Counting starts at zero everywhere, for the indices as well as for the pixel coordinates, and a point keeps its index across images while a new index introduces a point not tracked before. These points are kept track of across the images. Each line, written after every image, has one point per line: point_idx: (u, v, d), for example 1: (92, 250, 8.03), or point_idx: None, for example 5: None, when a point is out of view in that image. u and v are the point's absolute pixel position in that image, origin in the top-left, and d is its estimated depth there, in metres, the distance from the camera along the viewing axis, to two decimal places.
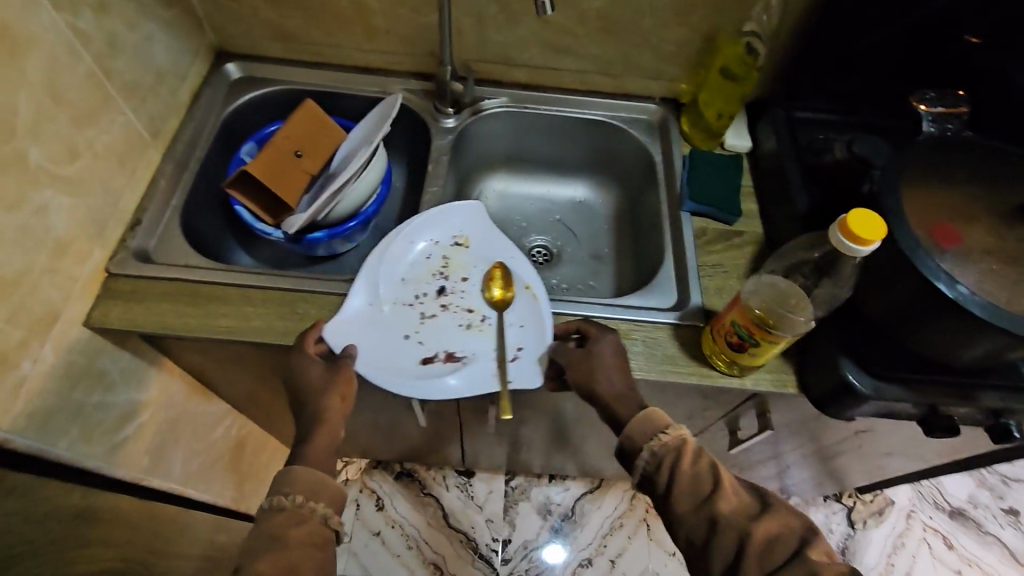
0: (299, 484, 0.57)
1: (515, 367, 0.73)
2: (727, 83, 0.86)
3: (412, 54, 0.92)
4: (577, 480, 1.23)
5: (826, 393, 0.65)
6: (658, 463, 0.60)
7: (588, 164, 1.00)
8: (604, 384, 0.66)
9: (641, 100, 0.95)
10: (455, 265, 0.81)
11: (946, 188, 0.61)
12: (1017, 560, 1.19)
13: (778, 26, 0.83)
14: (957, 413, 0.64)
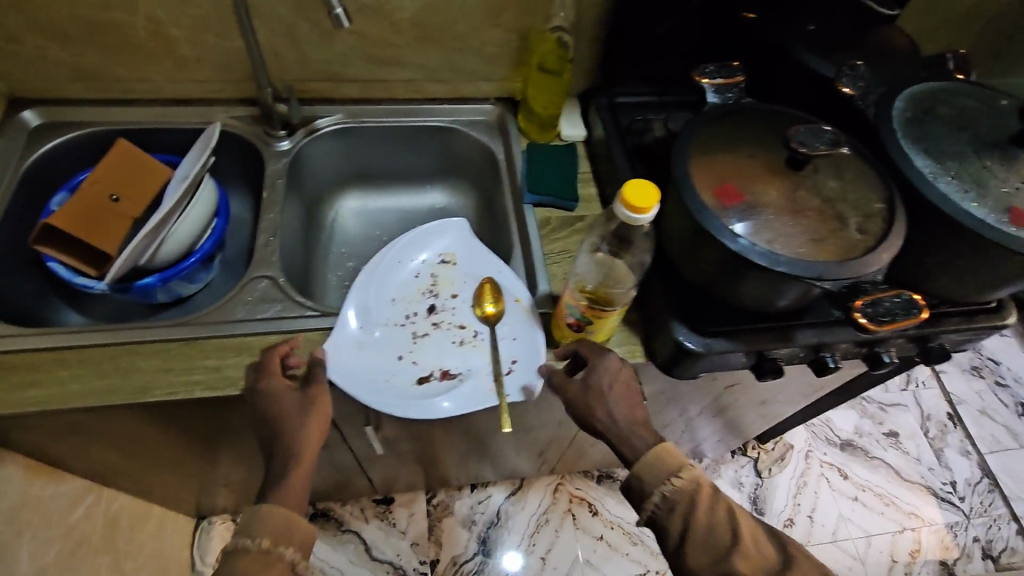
0: (267, 530, 0.63)
1: (512, 379, 0.76)
2: (549, 78, 0.97)
3: (236, 81, 0.95)
4: (498, 487, 1.71)
5: (669, 357, 0.75)
6: (670, 503, 0.67)
7: (440, 171, 1.10)
8: (603, 416, 0.70)
9: (478, 103, 1.05)
10: (444, 282, 0.86)
11: (732, 150, 0.68)
12: (896, 474, 1.86)
13: (582, 16, 0.93)
14: (782, 355, 0.76)
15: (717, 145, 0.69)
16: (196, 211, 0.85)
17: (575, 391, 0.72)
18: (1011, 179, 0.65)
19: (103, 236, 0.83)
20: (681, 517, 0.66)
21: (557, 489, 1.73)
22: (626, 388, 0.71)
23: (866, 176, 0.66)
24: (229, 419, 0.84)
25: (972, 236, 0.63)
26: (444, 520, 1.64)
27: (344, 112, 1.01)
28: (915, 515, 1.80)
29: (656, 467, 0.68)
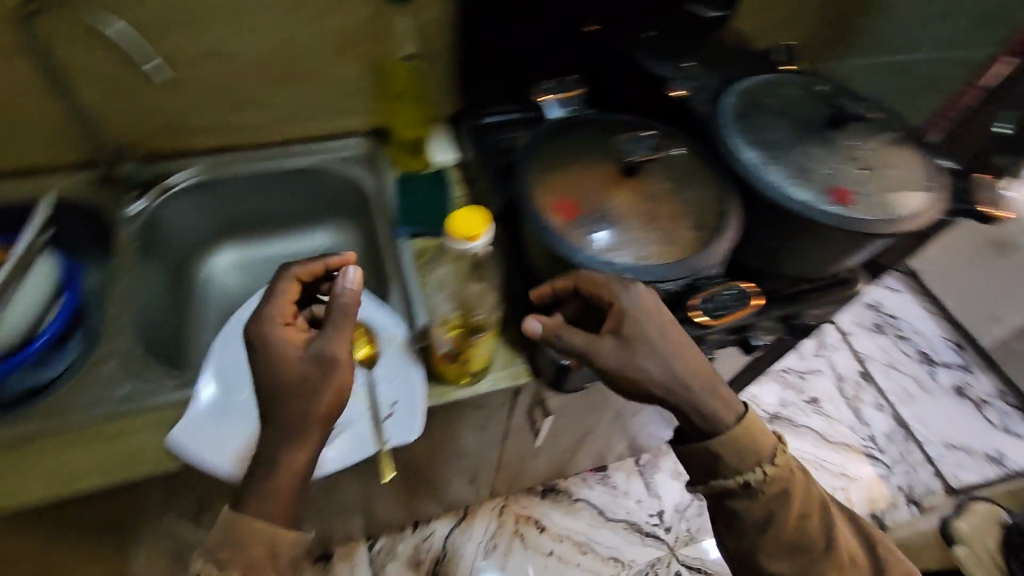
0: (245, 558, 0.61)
1: (393, 422, 0.74)
2: (410, 107, 0.98)
3: (73, 146, 0.90)
4: (443, 520, 1.66)
5: (549, 372, 0.76)
6: (760, 486, 0.77)
7: (318, 211, 1.06)
8: (647, 372, 0.61)
9: (345, 137, 1.02)
10: (314, 331, 0.86)
11: (573, 166, 0.71)
12: (820, 437, 1.95)
13: (435, 41, 0.93)
14: None
15: (559, 163, 0.71)
16: (28, 299, 0.79)
17: (609, 346, 0.62)
18: (829, 160, 0.70)
19: None
20: (752, 495, 0.78)
21: (502, 511, 1.70)
22: (671, 324, 0.63)
23: (699, 177, 0.71)
24: (98, 519, 0.75)
25: (801, 217, 0.67)
26: (389, 565, 1.58)
27: (196, 168, 0.96)
28: (843, 475, 1.89)
29: (737, 450, 0.76)
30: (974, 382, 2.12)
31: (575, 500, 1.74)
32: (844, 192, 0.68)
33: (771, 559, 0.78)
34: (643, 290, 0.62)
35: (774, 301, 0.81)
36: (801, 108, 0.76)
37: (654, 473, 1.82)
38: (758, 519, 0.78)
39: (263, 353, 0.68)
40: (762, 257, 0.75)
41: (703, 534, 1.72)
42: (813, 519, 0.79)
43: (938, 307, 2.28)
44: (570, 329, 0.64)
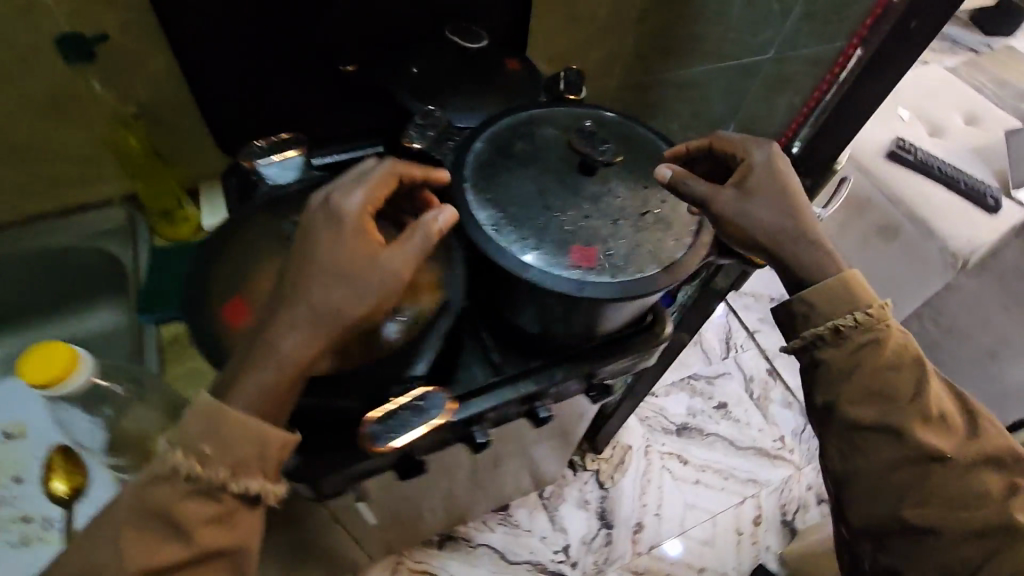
0: (234, 456, 0.56)
1: None
2: (160, 167, 1.05)
3: None
4: None
5: (313, 489, 0.70)
6: (859, 328, 0.76)
7: (87, 294, 1.20)
8: None
9: (99, 207, 1.12)
10: (5, 465, 1.06)
11: (268, 246, 0.65)
12: (730, 442, 1.90)
13: (147, 97, 0.97)
14: (429, 444, 0.74)
15: (240, 257, 0.64)
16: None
17: (723, 199, 0.65)
18: (569, 215, 0.64)
19: None
20: (841, 342, 0.77)
21: (396, 570, 1.58)
22: (781, 182, 0.78)
23: None
24: None
25: (542, 286, 0.61)
26: None
27: None
28: (754, 481, 1.84)
29: (833, 299, 0.77)
30: None
31: (475, 546, 1.64)
32: (585, 250, 0.62)
33: (851, 401, 0.76)
34: (770, 154, 0.80)
35: (558, 364, 0.75)
36: (554, 151, 0.68)
37: (558, 505, 1.73)
38: (843, 368, 0.77)
39: (326, 227, 0.59)
40: (534, 320, 0.71)
41: (611, 564, 1.66)
42: (902, 371, 0.75)
43: None
44: (694, 179, 0.65)
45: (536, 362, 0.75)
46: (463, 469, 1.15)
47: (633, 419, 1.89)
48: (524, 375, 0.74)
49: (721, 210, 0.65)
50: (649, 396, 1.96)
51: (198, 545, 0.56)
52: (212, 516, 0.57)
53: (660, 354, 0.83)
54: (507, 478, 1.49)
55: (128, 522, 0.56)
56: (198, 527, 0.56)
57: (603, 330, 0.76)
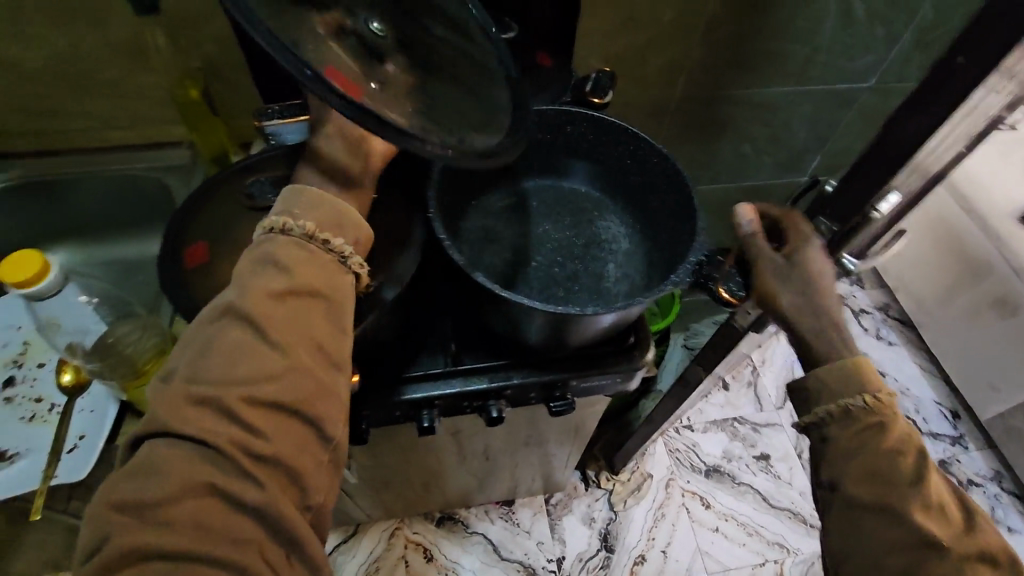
0: (313, 215, 0.59)
1: (72, 458, 1.10)
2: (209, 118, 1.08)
3: None
4: (335, 534, 1.63)
5: None
6: (873, 411, 0.63)
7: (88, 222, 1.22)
8: (788, 301, 0.68)
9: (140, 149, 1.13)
10: (34, 353, 1.24)
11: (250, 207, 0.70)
12: (761, 497, 1.76)
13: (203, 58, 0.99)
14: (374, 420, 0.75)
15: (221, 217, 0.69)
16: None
17: (779, 273, 0.69)
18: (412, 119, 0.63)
19: None
20: (848, 423, 0.64)
21: (393, 534, 1.65)
22: (829, 278, 0.70)
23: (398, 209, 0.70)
24: None
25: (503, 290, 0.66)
26: None
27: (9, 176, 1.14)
28: (780, 545, 1.68)
29: (848, 378, 0.65)
30: (965, 461, 1.83)
31: (471, 532, 1.66)
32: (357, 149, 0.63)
33: (852, 483, 0.63)
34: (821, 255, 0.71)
35: (519, 366, 0.75)
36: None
37: (562, 514, 1.70)
38: (847, 449, 0.64)
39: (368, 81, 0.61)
40: (502, 322, 0.71)
41: None
42: (908, 455, 0.62)
43: (931, 364, 2.02)
44: (762, 242, 0.71)
45: (497, 360, 0.75)
46: (454, 453, 1.17)
47: (661, 449, 1.82)
48: (483, 370, 0.75)
49: (772, 280, 0.69)
50: (683, 428, 1.87)
51: (300, 275, 0.56)
52: (304, 259, 0.57)
53: (642, 380, 0.79)
54: (509, 474, 1.50)
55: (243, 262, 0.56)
56: (299, 265, 0.56)
57: (573, 344, 0.74)
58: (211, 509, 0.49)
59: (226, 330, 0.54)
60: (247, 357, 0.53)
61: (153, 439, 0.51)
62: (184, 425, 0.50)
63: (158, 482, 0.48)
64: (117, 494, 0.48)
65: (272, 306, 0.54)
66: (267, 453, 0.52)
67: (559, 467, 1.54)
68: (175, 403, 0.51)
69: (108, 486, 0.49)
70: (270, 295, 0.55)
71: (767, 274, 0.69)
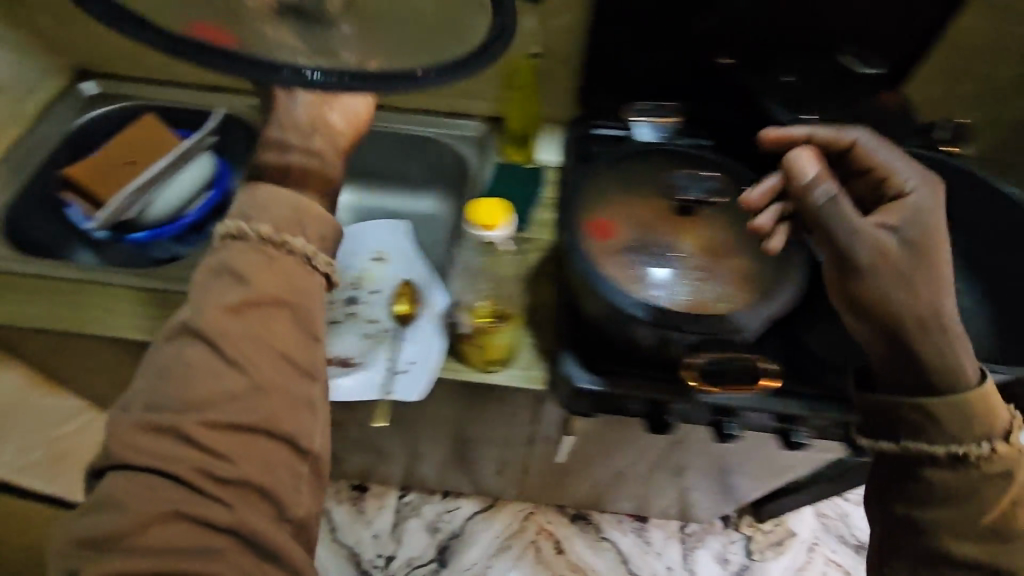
0: (270, 211, 0.60)
1: (401, 379, 0.77)
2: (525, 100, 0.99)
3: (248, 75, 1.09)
4: (473, 501, 1.71)
5: (563, 394, 0.76)
6: (983, 458, 0.58)
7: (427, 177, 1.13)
8: (901, 301, 0.61)
9: (463, 118, 1.09)
10: (372, 276, 0.88)
11: (635, 191, 0.82)
12: None
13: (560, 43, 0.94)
14: (676, 411, 0.76)
15: (608, 201, 0.81)
16: (183, 182, 0.99)
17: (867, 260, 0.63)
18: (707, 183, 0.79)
19: (104, 186, 0.97)
20: (960, 467, 0.59)
21: (528, 517, 1.69)
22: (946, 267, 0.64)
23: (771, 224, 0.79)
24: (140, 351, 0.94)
25: None
26: (409, 521, 1.67)
27: None
28: None
29: (958, 413, 0.59)
30: None
31: (602, 537, 1.67)
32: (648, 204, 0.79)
33: (956, 538, 0.57)
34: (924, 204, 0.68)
35: (840, 402, 0.76)
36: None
37: (695, 546, 1.67)
38: (955, 493, 0.58)
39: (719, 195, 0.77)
40: None
41: None
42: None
43: None
44: (842, 207, 0.65)
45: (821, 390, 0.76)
46: (648, 460, 1.18)
47: (809, 509, 1.73)
48: (802, 396, 0.76)
49: (888, 271, 0.63)
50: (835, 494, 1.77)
51: (259, 286, 0.56)
52: (257, 265, 0.57)
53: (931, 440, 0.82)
54: (665, 493, 1.49)
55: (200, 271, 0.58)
56: (259, 278, 0.56)
57: None
58: (186, 531, 0.50)
59: (187, 349, 0.55)
60: (203, 377, 0.54)
61: (115, 467, 0.52)
62: (138, 447, 0.51)
63: (121, 519, 0.49)
64: (79, 532, 0.50)
65: (224, 317, 0.55)
66: (228, 473, 0.52)
67: (715, 500, 1.51)
68: (129, 426, 0.52)
69: (92, 507, 0.51)
70: (226, 308, 0.55)
71: (860, 277, 0.63)
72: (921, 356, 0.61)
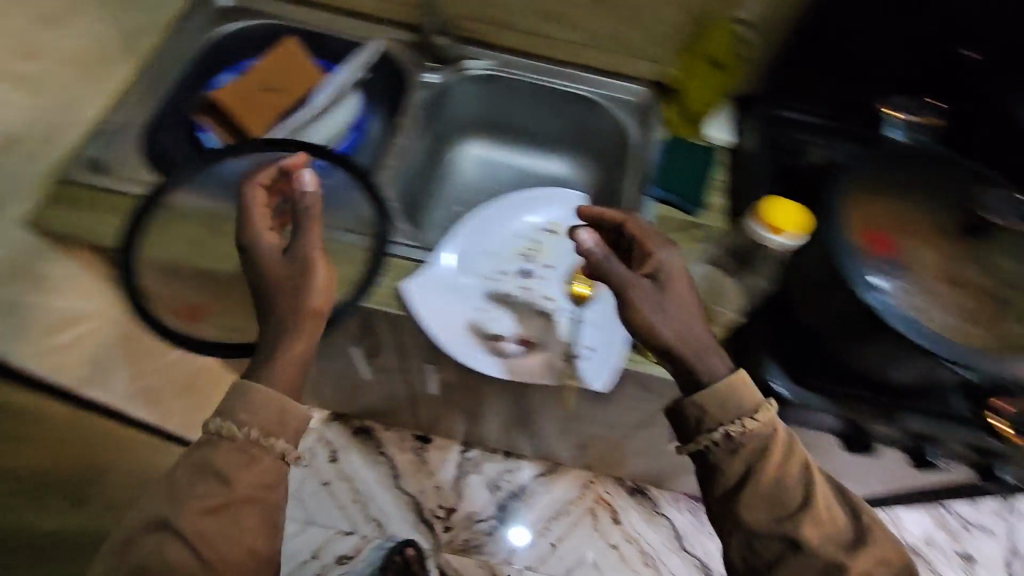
0: (258, 417, 0.58)
1: (582, 367, 0.73)
2: (710, 73, 0.89)
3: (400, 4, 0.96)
4: (533, 465, 1.69)
5: None
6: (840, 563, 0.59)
7: (569, 142, 1.06)
8: (780, 492, 0.59)
9: (628, 81, 0.98)
10: (544, 251, 0.80)
11: (897, 200, 0.62)
12: None
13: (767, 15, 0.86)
14: (881, 433, 0.69)
15: (889, 212, 0.61)
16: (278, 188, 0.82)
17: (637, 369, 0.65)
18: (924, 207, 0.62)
19: (253, 121, 0.88)
20: None
21: (588, 485, 1.68)
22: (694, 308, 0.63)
23: None
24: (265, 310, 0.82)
25: None
26: (470, 477, 1.66)
27: (495, 59, 0.99)
28: None
29: (772, 487, 0.59)
30: None
31: (657, 512, 1.65)
32: (885, 239, 0.60)
33: None
34: (677, 258, 0.65)
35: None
36: (338, 223, 0.77)
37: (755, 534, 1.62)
38: None
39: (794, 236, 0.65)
40: None
41: None
42: None
43: None
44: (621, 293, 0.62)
45: None
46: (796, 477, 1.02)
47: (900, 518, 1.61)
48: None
49: (796, 458, 0.60)
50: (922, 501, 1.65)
51: (238, 486, 0.56)
52: (242, 462, 0.57)
53: None
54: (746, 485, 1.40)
55: (184, 468, 0.56)
56: (239, 477, 0.56)
57: None
58: None
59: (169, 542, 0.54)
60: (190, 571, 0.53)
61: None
62: None
63: None
64: None
65: (201, 516, 0.55)
66: None
67: None
68: None
69: None
70: (202, 509, 0.55)
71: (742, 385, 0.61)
72: (767, 478, 0.59)
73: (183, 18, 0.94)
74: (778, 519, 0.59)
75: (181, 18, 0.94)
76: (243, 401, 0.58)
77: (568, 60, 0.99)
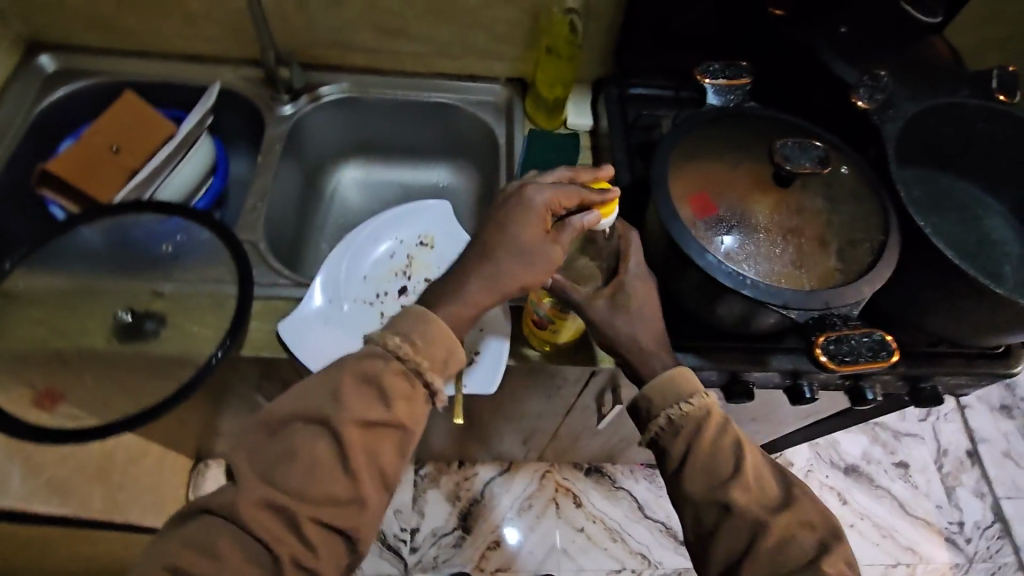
0: (426, 347, 0.57)
1: (472, 372, 0.75)
2: (556, 62, 0.92)
3: (239, 41, 0.94)
4: (490, 466, 1.58)
5: None
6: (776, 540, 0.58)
7: (443, 149, 1.06)
8: (720, 464, 0.59)
9: (486, 83, 1.01)
10: (420, 264, 0.82)
11: (715, 163, 0.70)
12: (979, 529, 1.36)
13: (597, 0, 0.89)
14: (755, 379, 0.72)
15: (707, 175, 0.70)
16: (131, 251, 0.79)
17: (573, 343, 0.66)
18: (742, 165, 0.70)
19: (99, 186, 0.83)
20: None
21: (545, 476, 1.58)
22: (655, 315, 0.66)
23: (862, 200, 0.69)
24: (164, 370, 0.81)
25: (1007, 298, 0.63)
26: (429, 494, 1.53)
27: (348, 82, 0.98)
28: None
29: (707, 460, 0.59)
30: None
31: (617, 487, 1.57)
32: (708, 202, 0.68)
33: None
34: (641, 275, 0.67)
35: (903, 357, 0.73)
36: (205, 280, 0.77)
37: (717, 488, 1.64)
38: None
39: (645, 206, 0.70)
40: (943, 322, 0.69)
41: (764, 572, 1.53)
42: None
43: None
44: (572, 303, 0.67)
45: (915, 350, 0.74)
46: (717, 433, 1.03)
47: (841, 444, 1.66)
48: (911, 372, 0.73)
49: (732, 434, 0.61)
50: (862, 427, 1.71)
51: (392, 413, 0.55)
52: (408, 392, 0.56)
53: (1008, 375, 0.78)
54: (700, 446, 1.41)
55: (344, 374, 0.56)
56: (394, 407, 0.56)
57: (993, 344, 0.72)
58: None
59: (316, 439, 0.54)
60: (334, 476, 0.54)
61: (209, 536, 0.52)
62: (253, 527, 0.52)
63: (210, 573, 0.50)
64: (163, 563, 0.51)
65: (356, 430, 0.55)
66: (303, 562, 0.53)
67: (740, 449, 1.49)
68: (255, 503, 0.52)
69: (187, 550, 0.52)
70: (360, 423, 0.55)
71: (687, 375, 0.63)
72: (704, 448, 0.59)
73: (5, 89, 0.89)
74: (715, 488, 0.59)
75: (4, 90, 0.89)
76: (423, 329, 0.58)
77: (422, 71, 1.00)
